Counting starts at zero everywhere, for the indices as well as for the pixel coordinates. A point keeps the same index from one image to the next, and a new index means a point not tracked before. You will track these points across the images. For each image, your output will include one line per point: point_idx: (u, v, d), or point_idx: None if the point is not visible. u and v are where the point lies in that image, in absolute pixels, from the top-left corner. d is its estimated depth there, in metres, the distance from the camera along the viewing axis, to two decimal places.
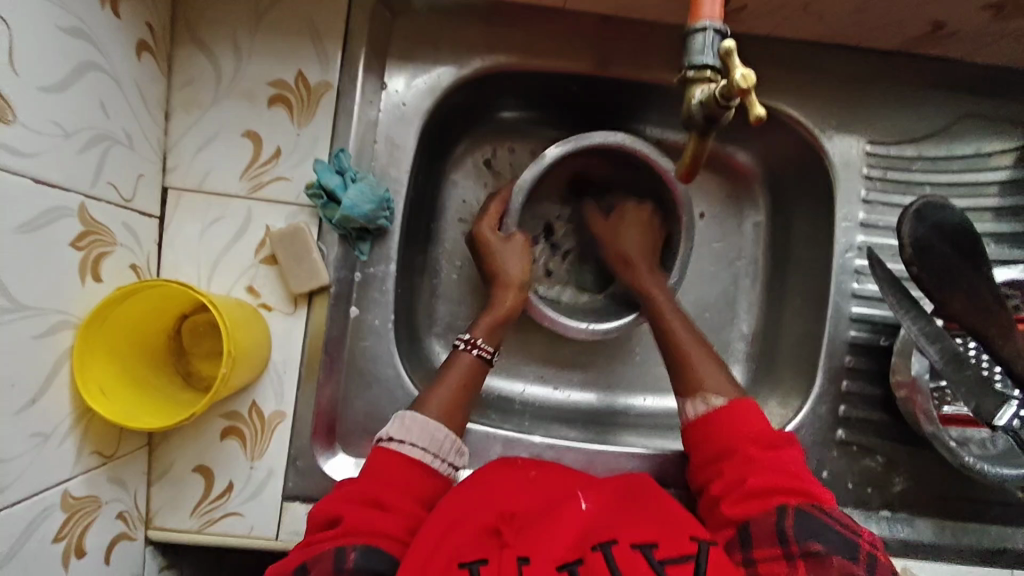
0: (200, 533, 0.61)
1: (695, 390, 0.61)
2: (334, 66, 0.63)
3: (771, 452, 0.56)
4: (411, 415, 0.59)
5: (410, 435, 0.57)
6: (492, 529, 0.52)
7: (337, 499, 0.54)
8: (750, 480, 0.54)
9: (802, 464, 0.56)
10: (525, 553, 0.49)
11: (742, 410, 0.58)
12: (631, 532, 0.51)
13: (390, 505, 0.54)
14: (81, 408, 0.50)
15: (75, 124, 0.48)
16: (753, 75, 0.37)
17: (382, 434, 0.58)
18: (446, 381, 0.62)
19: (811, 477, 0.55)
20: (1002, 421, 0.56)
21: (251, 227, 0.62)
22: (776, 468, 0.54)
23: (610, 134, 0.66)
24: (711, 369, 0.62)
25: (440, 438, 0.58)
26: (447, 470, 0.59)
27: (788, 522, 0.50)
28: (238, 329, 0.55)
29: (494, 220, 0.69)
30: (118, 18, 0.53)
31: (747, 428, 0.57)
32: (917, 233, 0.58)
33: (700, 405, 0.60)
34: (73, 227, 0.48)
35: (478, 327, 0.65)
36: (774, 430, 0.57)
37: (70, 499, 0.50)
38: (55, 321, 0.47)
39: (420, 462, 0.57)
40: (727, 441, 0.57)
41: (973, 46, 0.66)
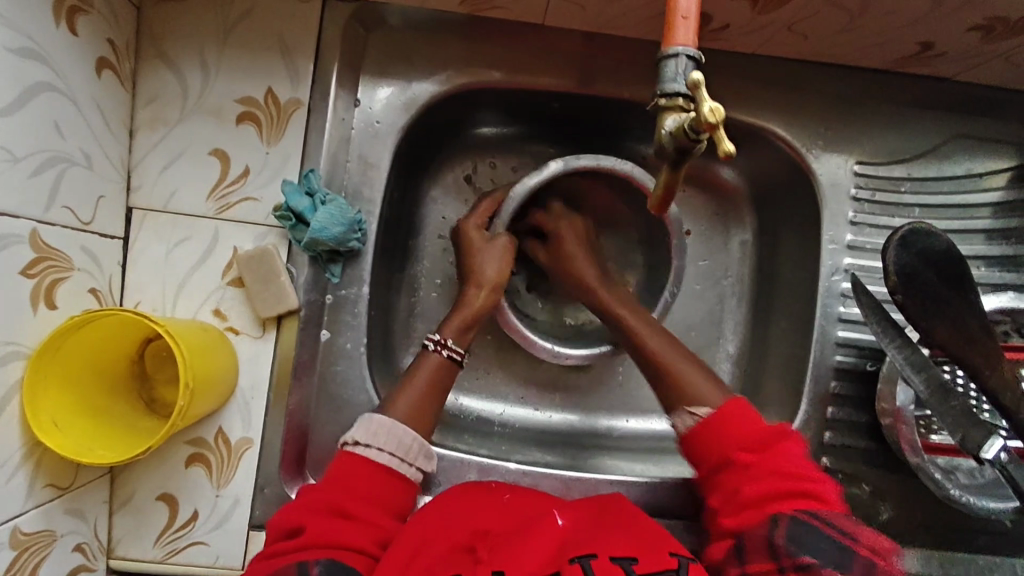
0: (164, 562, 0.59)
1: (680, 405, 0.59)
2: (305, 83, 0.61)
3: (762, 454, 0.53)
4: (378, 419, 0.57)
5: (377, 439, 0.56)
6: (465, 547, 0.51)
7: (300, 507, 0.52)
8: (746, 488, 0.52)
9: (796, 460, 0.53)
10: (500, 566, 0.48)
11: (730, 413, 0.56)
12: (611, 546, 0.50)
13: (354, 513, 0.52)
14: (32, 441, 0.48)
15: (26, 147, 0.47)
16: (721, 109, 0.36)
17: (347, 437, 0.56)
18: (414, 382, 0.61)
19: (811, 471, 0.53)
20: (990, 455, 0.54)
21: (218, 248, 0.60)
22: (767, 472, 0.52)
23: (619, 162, 0.64)
24: (697, 376, 0.60)
25: (407, 442, 0.56)
26: (415, 475, 0.57)
27: (778, 534, 0.49)
28: (203, 356, 0.54)
29: (481, 219, 0.68)
30: (75, 35, 0.51)
31: (736, 433, 0.55)
32: (902, 260, 0.57)
33: (688, 419, 0.58)
34: (23, 254, 0.47)
35: (446, 327, 0.64)
36: (767, 428, 0.55)
37: (20, 536, 0.48)
38: (3, 353, 0.45)
39: (386, 466, 0.55)
40: (717, 450, 0.55)
41: (962, 67, 0.65)
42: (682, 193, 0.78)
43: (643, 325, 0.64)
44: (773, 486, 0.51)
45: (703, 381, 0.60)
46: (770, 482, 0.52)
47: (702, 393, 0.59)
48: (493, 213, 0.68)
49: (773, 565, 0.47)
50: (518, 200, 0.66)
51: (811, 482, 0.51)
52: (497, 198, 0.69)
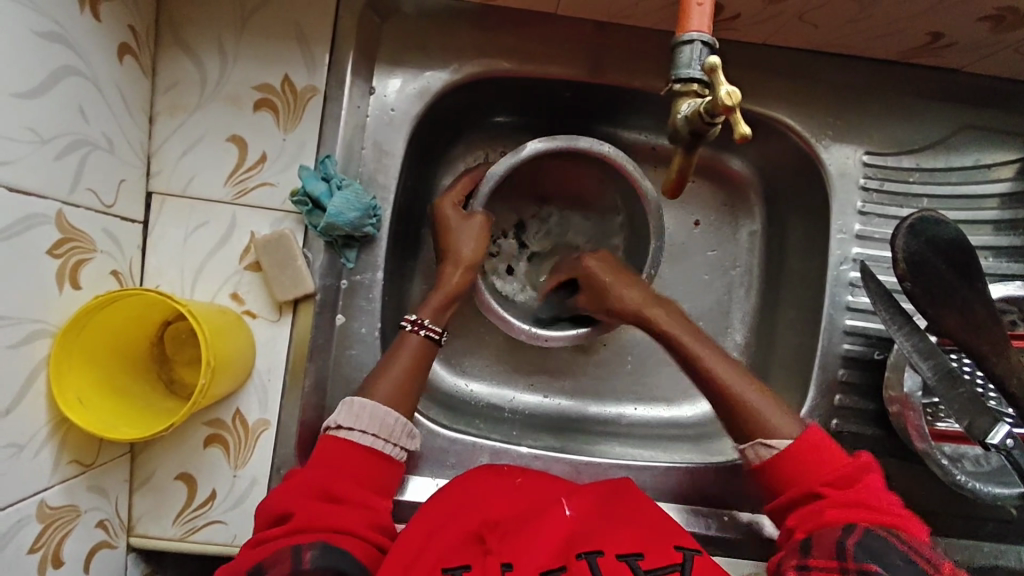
0: (183, 541, 0.60)
1: (754, 435, 0.58)
2: (321, 70, 0.62)
3: (851, 490, 0.53)
4: (359, 401, 0.57)
5: (359, 422, 0.56)
6: (475, 536, 0.52)
7: (288, 492, 0.53)
8: (828, 510, 0.52)
9: (881, 494, 0.53)
10: (509, 559, 0.48)
11: (811, 443, 0.56)
12: (615, 541, 0.51)
13: (345, 497, 0.53)
14: (58, 417, 0.49)
15: (53, 130, 0.48)
16: (738, 92, 0.37)
17: (330, 421, 0.57)
18: (394, 361, 0.61)
19: (900, 510, 0.52)
20: (996, 440, 0.54)
21: (236, 233, 0.61)
22: (856, 501, 0.52)
23: (595, 143, 0.64)
24: (779, 413, 0.58)
25: (390, 422, 0.57)
26: (400, 454, 0.58)
27: (850, 539, 0.49)
28: (222, 337, 0.55)
29: (459, 197, 0.68)
30: (98, 21, 0.52)
31: (825, 469, 0.55)
32: (911, 248, 0.57)
33: (762, 451, 0.57)
34: (50, 234, 0.48)
35: (424, 308, 0.64)
36: (850, 462, 0.55)
37: (46, 510, 0.49)
38: (31, 330, 0.47)
39: (370, 447, 0.56)
40: (801, 480, 0.55)
41: (972, 57, 0.65)
42: (692, 183, 0.78)
43: (728, 368, 0.61)
44: (867, 515, 0.51)
45: (778, 415, 0.58)
46: (852, 509, 0.52)
47: (775, 425, 0.58)
48: (470, 192, 0.68)
49: (837, 565, 0.48)
50: (496, 179, 0.65)
51: (893, 515, 0.51)
52: (475, 176, 0.69)
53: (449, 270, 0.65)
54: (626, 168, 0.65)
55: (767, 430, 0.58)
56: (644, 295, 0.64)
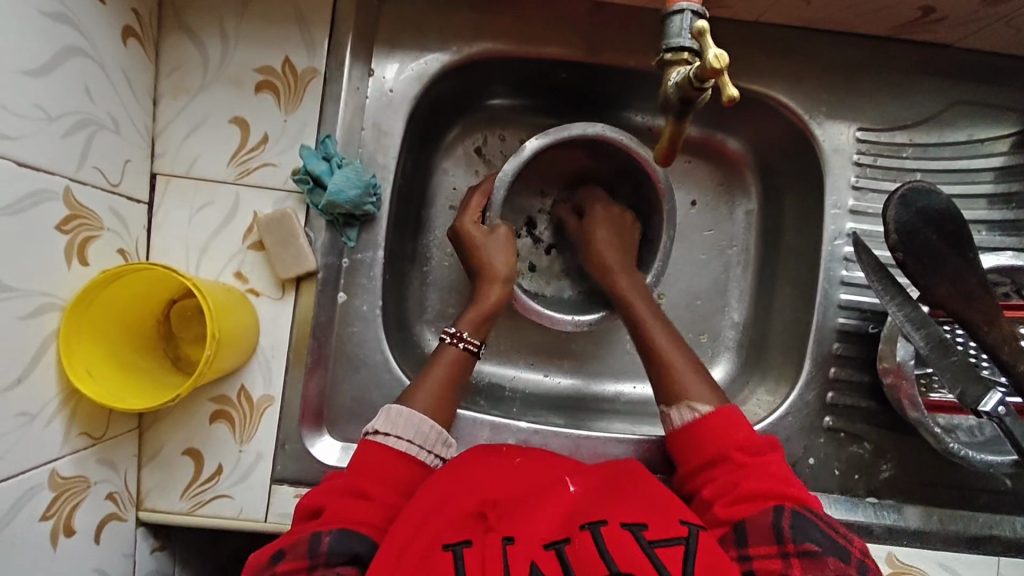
0: (190, 515, 0.61)
1: (677, 399, 0.61)
2: (321, 52, 0.63)
3: (759, 459, 0.56)
4: (396, 408, 0.59)
5: (396, 427, 0.58)
6: (476, 513, 0.51)
7: (323, 489, 0.54)
8: (743, 481, 0.54)
9: (785, 467, 0.56)
10: (511, 534, 0.48)
11: (727, 419, 0.58)
12: (621, 515, 0.51)
13: (373, 495, 0.54)
14: (68, 390, 0.51)
15: (59, 108, 0.49)
16: (725, 56, 0.38)
17: (369, 428, 0.59)
18: (432, 374, 0.62)
19: (796, 480, 0.56)
20: (987, 408, 0.55)
21: (239, 212, 0.62)
22: (764, 474, 0.54)
23: (589, 125, 0.65)
24: (696, 378, 0.61)
25: (426, 430, 0.59)
26: (435, 462, 0.59)
27: (783, 519, 0.51)
28: (226, 314, 0.56)
29: (477, 214, 0.68)
30: (103, 3, 0.53)
31: (734, 435, 0.57)
32: (902, 218, 0.58)
33: (686, 414, 0.60)
34: (58, 210, 0.49)
35: (462, 321, 0.65)
36: (759, 438, 0.57)
37: (58, 479, 0.50)
38: (40, 303, 0.48)
39: (406, 454, 0.57)
40: (711, 447, 0.58)
41: (962, 33, 0.66)
42: (688, 163, 0.79)
43: (661, 332, 0.64)
44: (772, 487, 0.53)
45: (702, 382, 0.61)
46: (761, 480, 0.54)
47: (699, 391, 0.60)
48: (486, 206, 0.68)
49: (778, 548, 0.49)
50: (505, 186, 0.67)
51: (793, 485, 0.54)
52: (485, 190, 0.69)
53: (485, 285, 0.66)
54: (621, 142, 0.66)
55: (689, 393, 0.60)
56: (626, 272, 0.67)
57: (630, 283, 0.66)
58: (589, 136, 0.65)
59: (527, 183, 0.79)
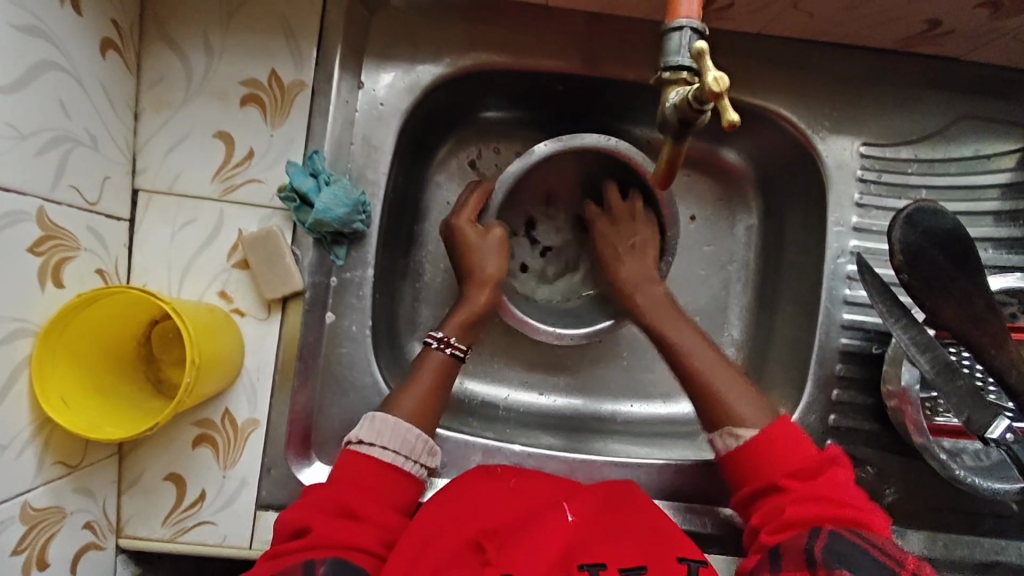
0: (172, 542, 0.59)
1: (722, 424, 0.58)
2: (309, 65, 0.61)
3: (814, 482, 0.53)
4: (381, 417, 0.57)
5: (381, 437, 0.56)
6: (473, 543, 0.49)
7: (308, 507, 0.52)
8: (789, 507, 0.52)
9: (847, 488, 0.53)
10: (508, 570, 0.46)
11: (777, 433, 0.56)
12: (617, 552, 0.49)
13: (364, 515, 0.52)
14: (41, 418, 0.49)
15: (31, 125, 0.47)
16: (726, 78, 0.36)
17: (351, 437, 0.56)
18: (418, 381, 0.60)
19: (863, 502, 0.52)
20: (995, 434, 0.53)
21: (223, 230, 0.60)
22: (816, 496, 0.52)
23: (604, 139, 0.63)
24: (742, 401, 0.59)
25: (411, 440, 0.56)
26: (420, 472, 0.57)
27: (817, 546, 0.47)
28: (209, 337, 0.54)
29: (473, 212, 0.66)
30: (80, 15, 0.51)
31: (789, 459, 0.55)
32: (908, 238, 0.56)
33: (731, 441, 0.57)
34: (30, 232, 0.47)
35: (450, 325, 0.63)
36: (813, 456, 0.54)
37: (30, 511, 0.48)
38: (11, 329, 0.46)
39: (391, 465, 0.55)
40: (763, 472, 0.55)
41: (969, 46, 0.64)
42: (687, 177, 0.77)
43: (704, 359, 0.61)
44: (821, 510, 0.51)
45: (750, 406, 0.58)
46: (812, 504, 0.51)
47: (746, 416, 0.58)
48: (485, 204, 0.67)
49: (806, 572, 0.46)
50: (507, 185, 0.65)
51: (855, 509, 0.51)
52: (486, 188, 0.67)
53: (475, 288, 0.64)
54: (631, 159, 0.64)
55: (733, 419, 0.58)
56: (640, 285, 0.65)
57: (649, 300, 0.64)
58: (600, 150, 0.64)
59: (530, 189, 0.76)
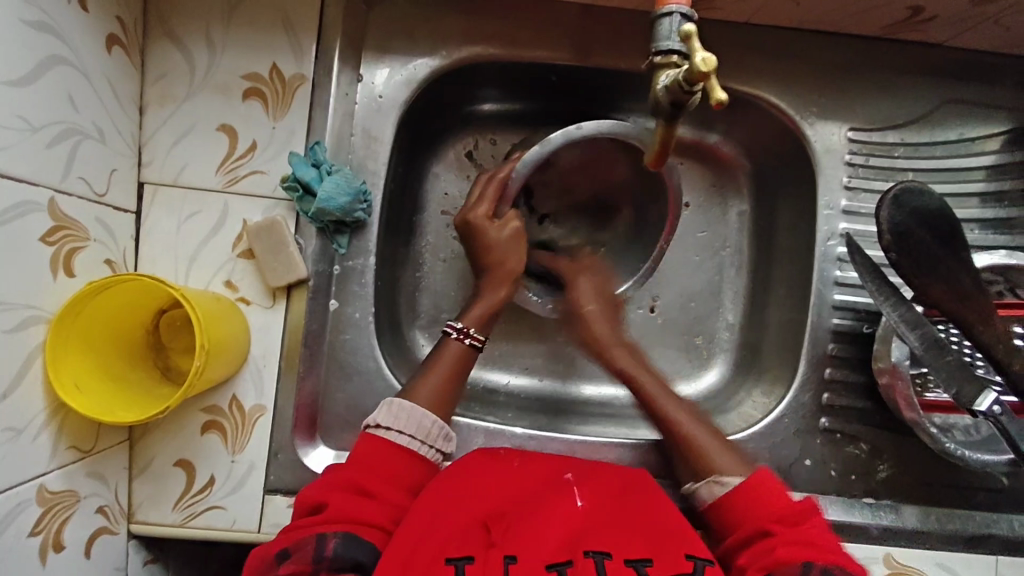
0: (182, 527, 0.61)
1: (705, 475, 0.60)
2: (309, 58, 0.63)
3: (797, 528, 0.53)
4: (398, 403, 0.58)
5: (398, 422, 0.57)
6: (481, 523, 0.51)
7: (326, 485, 0.53)
8: (777, 548, 0.51)
9: (828, 536, 0.53)
10: (513, 552, 0.47)
11: (756, 483, 0.56)
12: (618, 541, 0.50)
13: (378, 494, 0.53)
14: (55, 403, 0.50)
15: (43, 118, 0.48)
16: (714, 58, 0.37)
17: (369, 420, 0.58)
18: (435, 371, 0.62)
19: (839, 549, 0.52)
20: (983, 407, 0.55)
21: (228, 221, 0.61)
22: (799, 540, 0.52)
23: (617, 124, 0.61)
24: (721, 454, 0.61)
25: (428, 424, 0.58)
26: (435, 456, 0.59)
27: None
28: (215, 324, 0.55)
29: (489, 205, 0.65)
30: (87, 11, 0.53)
31: (773, 506, 0.55)
32: (895, 218, 0.58)
33: (716, 489, 0.58)
34: (43, 222, 0.48)
35: (467, 316, 0.65)
36: (793, 504, 0.55)
37: (46, 494, 0.50)
38: (25, 316, 0.47)
39: (407, 449, 0.57)
40: (750, 520, 0.55)
41: (952, 32, 0.66)
42: (681, 165, 0.79)
43: (677, 411, 0.65)
44: (809, 552, 0.50)
45: (728, 458, 0.60)
46: (800, 547, 0.51)
47: (722, 462, 0.60)
48: (499, 198, 0.65)
49: None
50: (521, 177, 0.63)
51: (833, 552, 0.51)
52: (497, 176, 0.65)
53: (493, 285, 0.66)
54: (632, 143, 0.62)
55: (716, 468, 0.60)
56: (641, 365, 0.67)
57: (605, 327, 0.68)
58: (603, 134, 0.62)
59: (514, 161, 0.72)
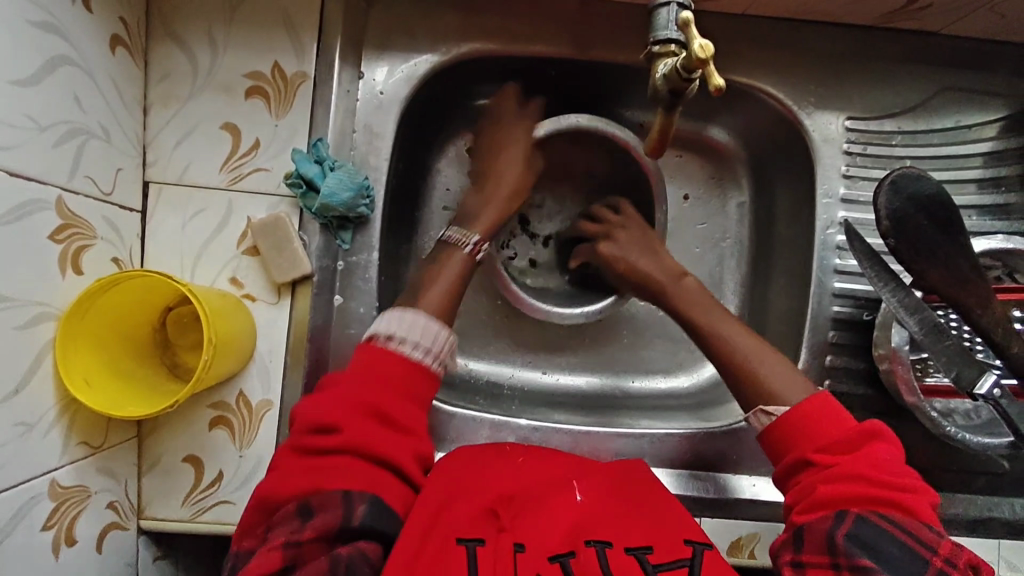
0: (192, 521, 0.61)
1: (754, 403, 0.58)
2: (310, 56, 0.63)
3: (847, 457, 0.52)
4: (410, 313, 0.57)
5: (407, 332, 0.56)
6: (490, 511, 0.51)
7: (287, 458, 0.52)
8: (820, 485, 0.51)
9: (885, 463, 0.52)
10: (521, 540, 0.48)
11: (807, 410, 0.55)
12: (626, 534, 0.51)
13: (340, 443, 0.51)
14: (66, 399, 0.51)
15: (50, 117, 0.49)
16: (711, 46, 0.38)
17: (374, 330, 0.56)
18: (443, 274, 0.62)
19: (895, 476, 0.51)
20: (983, 390, 0.56)
21: (232, 219, 0.62)
22: (846, 473, 0.51)
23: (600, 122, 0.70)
24: (784, 383, 0.58)
25: (436, 331, 0.57)
26: (438, 368, 0.57)
27: (842, 529, 0.47)
28: (222, 319, 0.56)
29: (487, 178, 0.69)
30: (91, 12, 0.53)
31: (822, 436, 0.54)
32: (894, 204, 0.59)
33: (764, 419, 0.57)
34: (51, 220, 0.49)
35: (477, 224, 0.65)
36: (850, 429, 0.53)
37: (58, 489, 0.50)
38: (36, 313, 0.48)
39: (415, 363, 0.55)
40: (798, 450, 0.54)
41: (946, 20, 0.67)
42: (680, 157, 0.79)
43: (743, 338, 0.61)
44: (853, 488, 0.50)
45: (784, 381, 0.58)
46: (843, 482, 0.50)
47: (780, 391, 0.57)
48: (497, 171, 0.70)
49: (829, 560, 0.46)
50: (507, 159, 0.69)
51: (887, 487, 0.50)
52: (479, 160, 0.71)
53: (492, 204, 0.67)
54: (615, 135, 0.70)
55: (772, 399, 0.57)
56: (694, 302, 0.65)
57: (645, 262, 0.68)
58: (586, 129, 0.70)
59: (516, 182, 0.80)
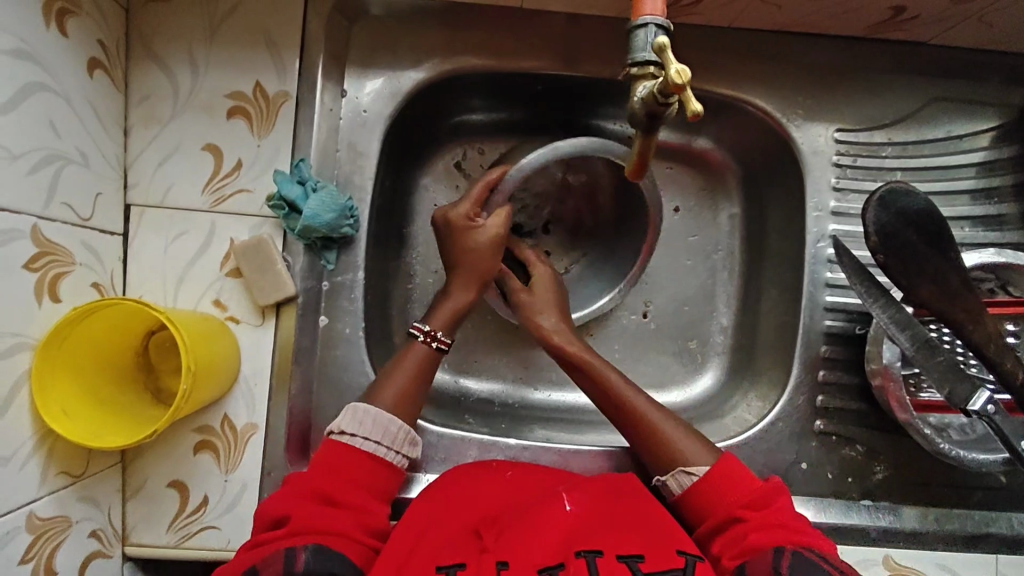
0: (177, 547, 0.61)
1: (674, 465, 0.59)
2: (292, 75, 0.62)
3: (760, 512, 0.53)
4: (363, 407, 0.58)
5: (362, 426, 0.57)
6: (474, 531, 0.51)
7: (286, 496, 0.53)
8: (749, 534, 0.52)
9: (794, 517, 0.53)
10: (505, 557, 0.48)
11: (766, 482, 0.55)
12: (616, 542, 0.50)
13: (340, 500, 0.53)
14: (44, 429, 0.50)
15: (24, 145, 0.48)
16: (688, 71, 0.37)
17: (333, 426, 0.57)
18: (400, 369, 0.61)
19: (808, 529, 0.53)
20: (976, 407, 0.54)
21: (215, 241, 0.61)
22: (770, 524, 0.52)
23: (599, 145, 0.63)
24: (681, 439, 0.60)
25: (394, 430, 0.58)
26: (401, 461, 0.58)
27: (786, 564, 0.48)
28: (203, 344, 0.55)
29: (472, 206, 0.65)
30: (67, 36, 0.53)
31: (736, 493, 0.55)
32: (882, 220, 0.58)
33: (684, 479, 0.58)
34: (27, 248, 0.48)
35: (433, 317, 0.64)
36: (762, 485, 0.55)
37: (37, 520, 0.50)
38: (11, 344, 0.47)
39: (372, 454, 0.56)
40: (719, 507, 0.55)
41: (935, 30, 0.66)
42: (670, 170, 0.78)
43: (637, 396, 0.62)
44: (781, 535, 0.50)
45: (685, 439, 0.60)
46: (769, 531, 0.51)
47: (687, 453, 0.59)
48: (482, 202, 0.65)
49: None
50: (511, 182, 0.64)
51: (802, 534, 0.51)
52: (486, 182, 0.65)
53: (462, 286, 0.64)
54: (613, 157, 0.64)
55: (683, 457, 0.59)
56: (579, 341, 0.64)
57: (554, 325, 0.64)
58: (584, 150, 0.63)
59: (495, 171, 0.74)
